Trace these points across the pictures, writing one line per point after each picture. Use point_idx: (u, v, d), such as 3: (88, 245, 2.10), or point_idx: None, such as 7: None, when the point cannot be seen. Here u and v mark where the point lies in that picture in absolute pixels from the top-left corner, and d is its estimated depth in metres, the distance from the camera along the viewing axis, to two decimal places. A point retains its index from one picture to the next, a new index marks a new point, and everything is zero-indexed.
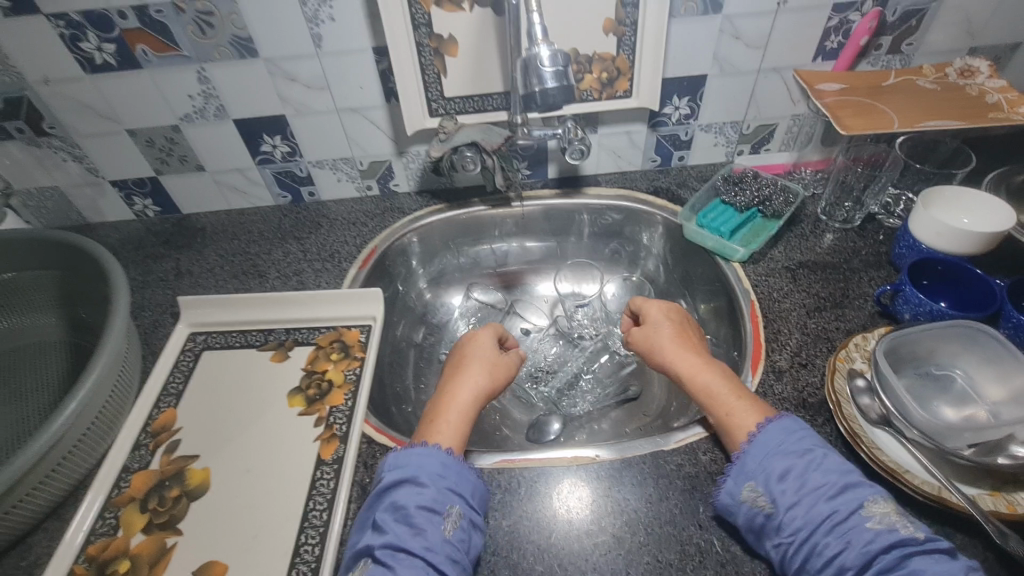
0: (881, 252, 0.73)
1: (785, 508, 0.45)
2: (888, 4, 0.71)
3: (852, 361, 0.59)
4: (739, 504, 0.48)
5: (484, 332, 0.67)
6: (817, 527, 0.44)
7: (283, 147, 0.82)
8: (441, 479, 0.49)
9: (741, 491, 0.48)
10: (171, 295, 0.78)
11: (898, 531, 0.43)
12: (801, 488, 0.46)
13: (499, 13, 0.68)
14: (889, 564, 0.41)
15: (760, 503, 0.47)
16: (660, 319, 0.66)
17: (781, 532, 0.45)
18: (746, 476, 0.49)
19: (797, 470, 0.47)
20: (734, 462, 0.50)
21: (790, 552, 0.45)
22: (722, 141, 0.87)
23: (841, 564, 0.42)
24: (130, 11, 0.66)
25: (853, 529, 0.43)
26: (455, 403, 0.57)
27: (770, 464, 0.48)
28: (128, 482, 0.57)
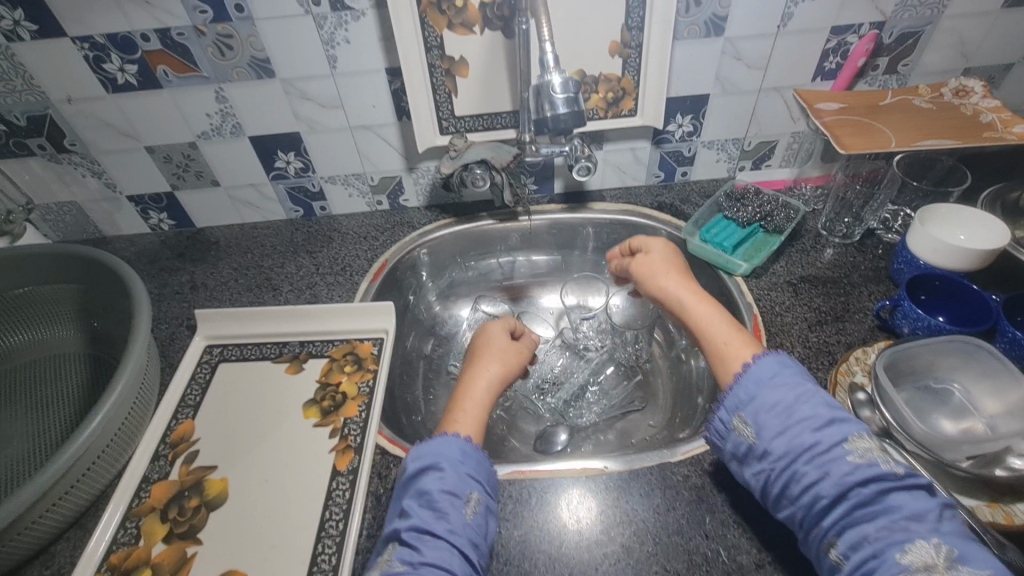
0: (881, 267, 0.75)
1: (771, 437, 0.49)
2: (885, 27, 0.74)
3: (852, 375, 0.61)
4: (729, 431, 0.52)
5: (495, 325, 0.70)
6: (799, 457, 0.47)
7: (296, 162, 0.84)
8: (461, 466, 0.50)
9: (732, 421, 0.52)
10: (187, 308, 0.80)
11: (878, 466, 0.45)
12: (788, 420, 0.49)
13: (508, 37, 0.71)
14: (864, 495, 0.44)
15: (747, 433, 0.50)
16: (671, 256, 0.71)
17: (764, 460, 0.49)
18: (738, 405, 0.52)
19: (787, 403, 0.49)
20: (727, 393, 0.53)
21: (772, 479, 0.48)
22: (724, 158, 0.89)
23: (817, 491, 0.45)
24: (153, 34, 0.68)
25: (833, 461, 0.46)
26: (471, 392, 0.60)
27: (761, 395, 0.51)
28: (149, 492, 0.58)
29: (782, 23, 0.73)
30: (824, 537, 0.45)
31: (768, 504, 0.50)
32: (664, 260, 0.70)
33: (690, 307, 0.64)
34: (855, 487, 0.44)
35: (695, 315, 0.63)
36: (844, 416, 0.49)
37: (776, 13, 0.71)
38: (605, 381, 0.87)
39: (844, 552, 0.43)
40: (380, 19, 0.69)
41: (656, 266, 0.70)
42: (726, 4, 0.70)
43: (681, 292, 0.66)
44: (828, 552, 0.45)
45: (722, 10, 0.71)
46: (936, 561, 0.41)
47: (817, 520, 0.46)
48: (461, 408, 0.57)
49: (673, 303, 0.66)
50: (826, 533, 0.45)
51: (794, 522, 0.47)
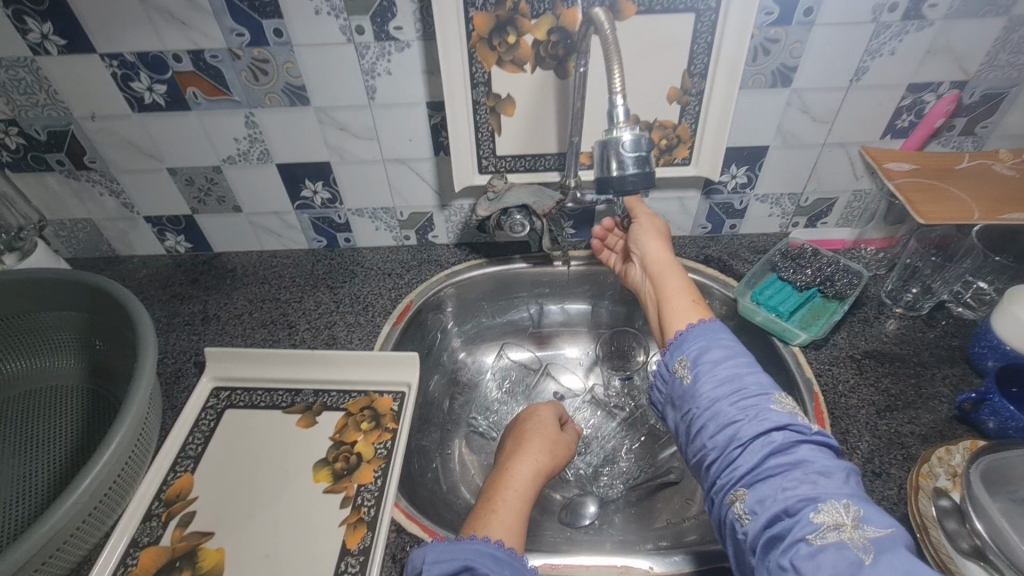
0: (954, 347, 0.68)
1: (704, 379, 0.50)
2: (966, 86, 0.68)
3: (934, 477, 0.53)
4: (668, 375, 0.54)
5: (543, 409, 0.69)
6: (725, 399, 0.48)
7: (324, 192, 0.80)
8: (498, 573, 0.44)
9: (673, 364, 0.54)
10: (196, 342, 0.74)
11: (800, 422, 0.46)
12: (723, 369, 0.50)
13: (561, 77, 0.66)
14: (780, 445, 0.44)
15: (684, 374, 0.52)
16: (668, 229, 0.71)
17: (694, 402, 0.50)
18: (680, 349, 0.54)
19: (725, 355, 0.51)
20: (678, 337, 0.55)
21: (697, 423, 0.49)
22: (777, 212, 0.83)
23: (736, 432, 0.46)
24: (185, 55, 0.65)
25: (758, 409, 0.47)
26: (514, 479, 0.56)
27: (706, 343, 0.53)
28: (135, 559, 0.52)
29: (856, 77, 0.67)
30: (734, 486, 0.44)
31: (688, 452, 0.50)
32: (659, 222, 0.70)
33: (659, 266, 0.66)
34: (773, 434, 0.45)
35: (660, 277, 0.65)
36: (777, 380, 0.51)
37: (850, 66, 0.66)
38: (639, 446, 0.79)
39: (752, 502, 0.43)
40: (426, 52, 0.64)
41: (651, 223, 0.70)
42: (797, 55, 0.65)
43: (660, 252, 0.67)
44: (734, 503, 0.44)
45: (792, 60, 0.65)
46: (844, 519, 0.39)
47: (730, 467, 0.45)
48: (503, 496, 0.53)
49: (648, 262, 0.67)
50: (738, 482, 0.44)
51: (708, 470, 0.47)
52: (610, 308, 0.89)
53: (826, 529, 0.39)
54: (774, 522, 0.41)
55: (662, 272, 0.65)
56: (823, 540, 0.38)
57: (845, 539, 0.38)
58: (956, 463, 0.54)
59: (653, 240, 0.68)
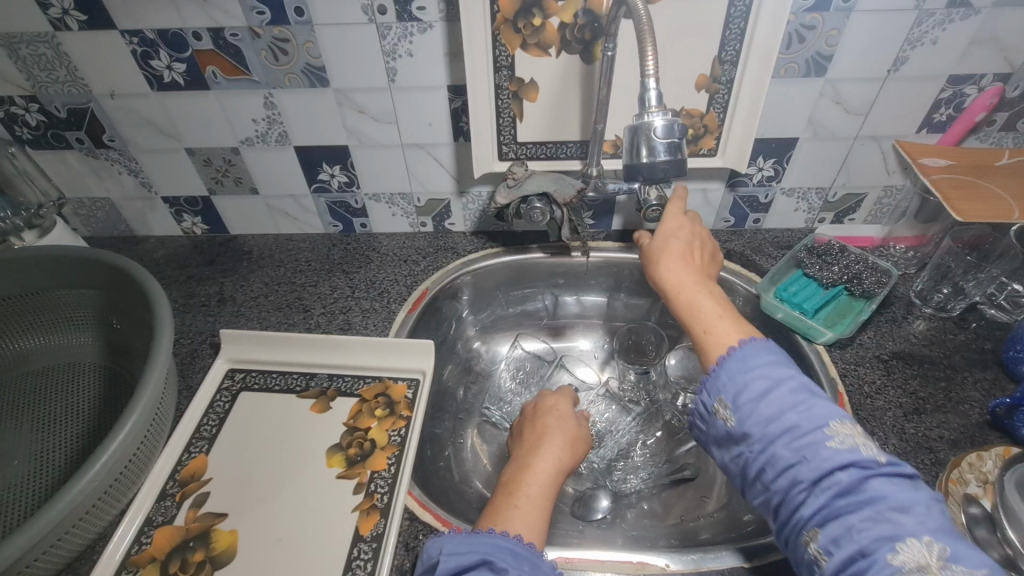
0: (986, 350, 0.66)
1: (750, 421, 0.47)
2: (1010, 80, 0.65)
3: (964, 484, 0.52)
4: (709, 414, 0.51)
5: (561, 404, 0.68)
6: (777, 441, 0.45)
7: (341, 176, 0.79)
8: (516, 568, 0.44)
9: (712, 404, 0.50)
10: (211, 323, 0.74)
11: (863, 454, 0.42)
12: (767, 405, 0.46)
13: (587, 62, 0.64)
14: (847, 483, 0.41)
15: (725, 416, 0.49)
16: (676, 239, 0.64)
17: (745, 443, 0.47)
18: (716, 387, 0.50)
19: (766, 387, 0.47)
20: (711, 375, 0.51)
21: (753, 466, 0.46)
22: (803, 207, 0.81)
23: (796, 475, 0.43)
24: (206, 33, 0.64)
25: (814, 446, 0.43)
26: (535, 476, 0.55)
27: (742, 377, 0.49)
28: (151, 537, 0.52)
29: (894, 68, 0.65)
30: (805, 529, 0.42)
31: (749, 492, 0.48)
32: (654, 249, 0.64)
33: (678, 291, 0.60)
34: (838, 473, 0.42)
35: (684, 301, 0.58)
36: (829, 402, 0.46)
37: (888, 56, 0.64)
38: (654, 441, 0.78)
39: (826, 545, 0.41)
40: (449, 34, 0.63)
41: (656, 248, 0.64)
42: (833, 43, 0.63)
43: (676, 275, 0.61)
44: (808, 546, 0.42)
45: (828, 48, 0.63)
46: (929, 562, 0.37)
47: (797, 510, 0.43)
48: (525, 492, 0.53)
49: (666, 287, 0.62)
50: (808, 525, 0.42)
51: (775, 510, 0.45)
52: (626, 301, 0.87)
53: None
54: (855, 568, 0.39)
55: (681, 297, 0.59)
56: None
57: None
58: (987, 469, 0.52)
59: (657, 272, 0.63)
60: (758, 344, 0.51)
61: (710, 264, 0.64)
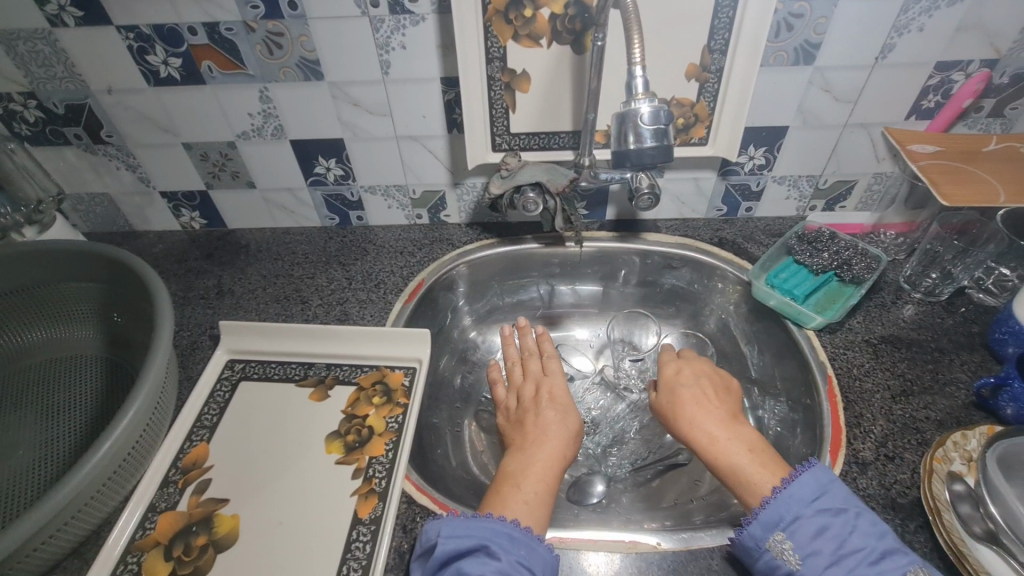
0: (973, 333, 0.67)
1: (822, 569, 0.45)
2: (997, 66, 0.66)
3: (950, 462, 0.53)
4: (761, 549, 0.48)
5: (561, 396, 0.66)
6: None
7: (337, 169, 0.80)
8: (513, 553, 0.45)
9: (768, 539, 0.48)
10: (211, 315, 0.75)
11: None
12: (839, 552, 0.45)
13: (577, 53, 0.65)
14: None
15: (788, 558, 0.47)
16: (684, 384, 0.64)
17: None
18: (777, 523, 0.48)
19: (832, 528, 0.47)
20: (764, 512, 0.49)
21: None
22: (794, 195, 0.82)
23: None
24: (200, 28, 0.64)
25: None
26: (536, 474, 0.55)
27: (805, 517, 0.48)
28: (154, 523, 0.53)
29: (881, 55, 0.65)
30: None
31: None
32: (662, 394, 0.64)
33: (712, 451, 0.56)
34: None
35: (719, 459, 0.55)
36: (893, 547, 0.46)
37: (876, 43, 0.64)
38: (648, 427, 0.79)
39: None
40: (441, 26, 0.64)
41: (671, 399, 0.63)
42: (822, 31, 0.63)
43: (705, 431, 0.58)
44: None
45: (816, 36, 0.64)
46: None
47: None
48: (527, 486, 0.53)
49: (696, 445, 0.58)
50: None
51: None
52: (621, 290, 0.88)
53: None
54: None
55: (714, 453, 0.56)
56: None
57: None
58: (970, 448, 0.53)
59: (682, 429, 0.60)
60: (802, 477, 0.50)
61: (729, 403, 0.62)
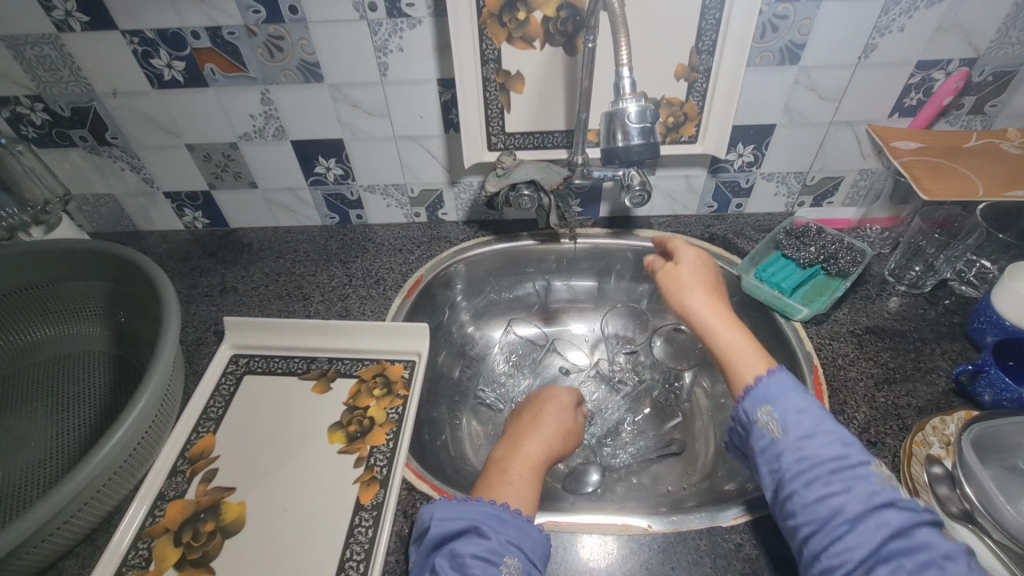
0: (954, 323, 0.69)
1: (798, 439, 0.46)
2: (976, 65, 0.68)
3: (928, 446, 0.55)
4: (750, 423, 0.50)
5: (564, 393, 0.69)
6: (826, 466, 0.45)
7: (337, 169, 0.82)
8: (502, 533, 0.47)
9: (755, 413, 0.50)
10: (215, 312, 0.77)
11: (905, 495, 0.43)
12: (819, 430, 0.47)
13: (570, 54, 0.67)
14: (896, 522, 0.41)
15: (770, 427, 0.48)
16: (698, 269, 0.64)
17: (785, 460, 0.46)
18: (764, 398, 0.49)
19: (814, 408, 0.48)
20: (754, 388, 0.51)
21: (790, 487, 0.45)
22: (783, 191, 0.84)
23: (841, 505, 0.43)
24: (203, 32, 0.66)
25: (861, 476, 0.44)
26: (525, 458, 0.57)
27: (790, 396, 0.49)
28: (163, 510, 0.55)
29: (864, 55, 0.68)
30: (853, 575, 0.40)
31: (778, 518, 0.47)
32: (679, 272, 0.65)
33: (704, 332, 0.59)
34: (885, 507, 0.42)
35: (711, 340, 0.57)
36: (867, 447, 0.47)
37: (859, 43, 0.66)
38: (642, 419, 0.82)
39: None
40: (437, 29, 0.66)
41: (677, 278, 0.64)
42: (806, 32, 0.65)
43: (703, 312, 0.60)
44: None
45: (801, 37, 0.66)
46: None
47: (841, 544, 0.41)
48: (517, 469, 0.55)
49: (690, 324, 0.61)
50: (856, 568, 0.40)
51: (808, 541, 0.44)
52: (615, 285, 0.90)
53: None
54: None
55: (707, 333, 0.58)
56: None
57: None
58: (949, 432, 0.56)
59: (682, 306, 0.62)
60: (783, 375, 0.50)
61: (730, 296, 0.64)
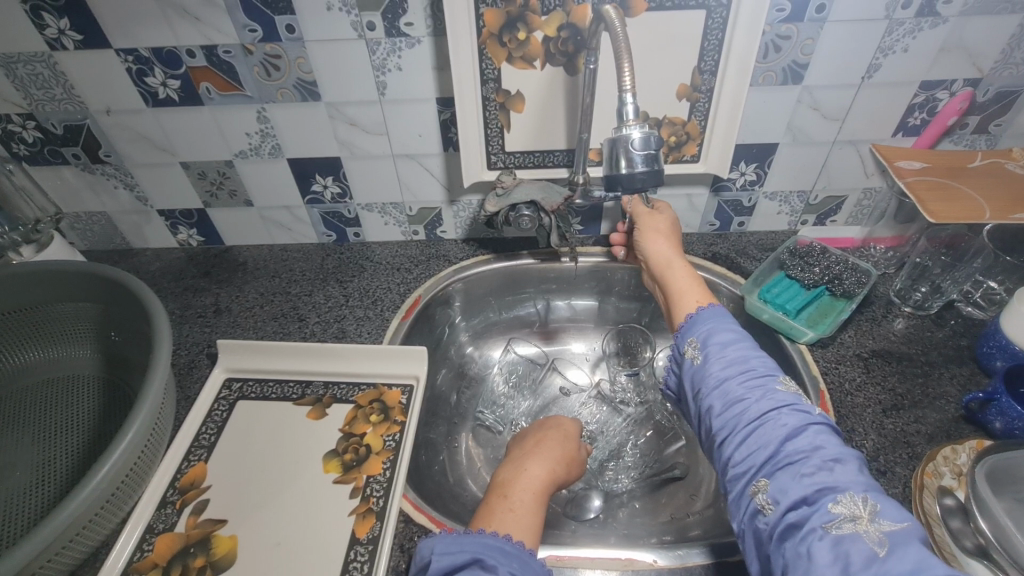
0: (962, 346, 0.68)
1: (714, 359, 0.51)
2: (980, 85, 0.68)
3: (940, 476, 0.54)
4: (680, 354, 0.54)
5: (566, 422, 0.69)
6: (734, 379, 0.49)
7: (334, 187, 0.81)
8: (506, 565, 0.45)
9: (684, 344, 0.54)
10: (209, 333, 0.76)
11: (806, 403, 0.46)
12: (732, 351, 0.51)
13: (571, 74, 0.67)
14: (793, 426, 0.44)
15: (694, 353, 0.53)
16: (671, 220, 0.69)
17: (703, 379, 0.51)
18: (692, 329, 0.54)
19: (734, 335, 0.52)
20: (688, 322, 0.55)
21: (706, 403, 0.49)
22: (786, 210, 0.83)
23: (744, 411, 0.46)
24: (199, 50, 0.65)
25: (766, 388, 0.47)
26: (524, 482, 0.55)
27: (715, 325, 0.53)
28: (152, 545, 0.53)
29: (867, 75, 0.67)
30: (754, 478, 0.43)
31: (704, 438, 0.50)
32: (659, 217, 0.68)
33: (661, 267, 0.64)
34: (783, 412, 0.45)
35: (668, 279, 0.63)
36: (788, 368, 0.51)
37: (862, 63, 0.66)
38: (644, 442, 0.80)
39: (774, 491, 0.41)
40: (436, 48, 0.65)
41: (645, 220, 0.69)
42: (809, 52, 0.65)
43: (662, 251, 0.65)
44: (756, 495, 0.42)
45: (804, 57, 0.65)
46: (860, 512, 0.38)
47: (745, 452, 0.45)
48: (517, 495, 0.53)
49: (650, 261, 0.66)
50: (758, 471, 0.43)
51: (720, 451, 0.47)
52: (617, 304, 0.89)
53: (842, 520, 0.38)
54: (794, 509, 0.40)
55: (665, 270, 0.64)
56: (839, 530, 0.37)
57: (860, 531, 0.37)
58: (961, 462, 0.55)
59: (644, 242, 0.67)
60: (720, 312, 0.55)
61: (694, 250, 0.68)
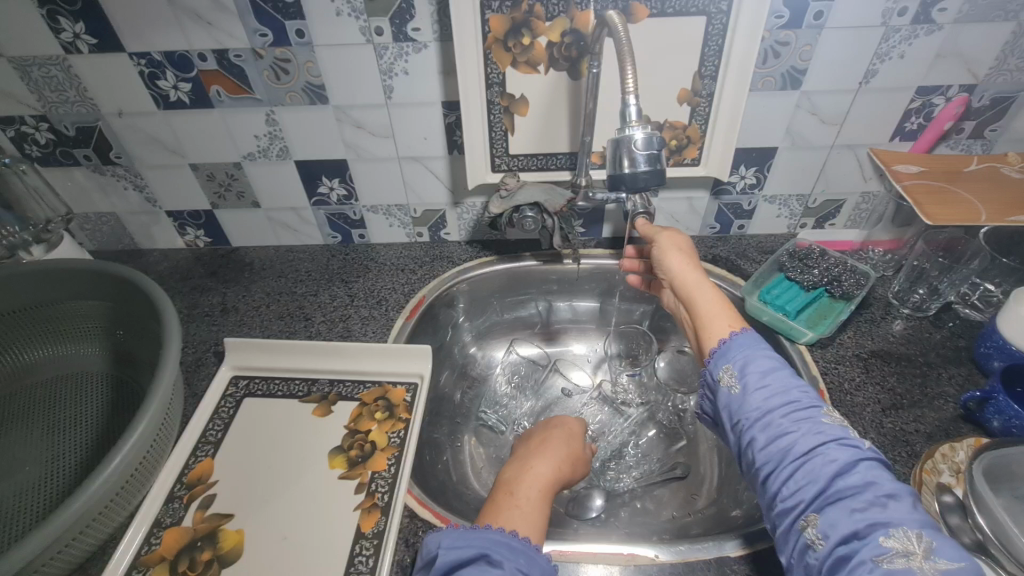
0: (959, 347, 0.69)
1: (753, 390, 0.50)
2: (975, 90, 0.69)
3: (939, 473, 0.55)
4: (716, 383, 0.54)
5: (571, 421, 0.69)
6: (777, 412, 0.48)
7: (340, 189, 0.82)
8: (513, 561, 0.46)
9: (719, 373, 0.53)
10: (216, 332, 0.77)
11: (853, 437, 0.46)
12: (772, 381, 0.50)
13: (574, 78, 0.68)
14: (842, 462, 0.43)
15: (731, 384, 0.52)
16: (684, 238, 0.69)
17: (743, 411, 0.50)
18: (726, 358, 0.54)
19: (772, 364, 0.52)
20: (719, 349, 0.55)
21: (747, 435, 0.49)
22: (785, 213, 0.85)
23: (789, 445, 0.46)
24: (210, 54, 0.67)
25: (811, 422, 0.47)
26: (528, 482, 0.56)
27: (750, 353, 0.53)
28: (159, 539, 0.54)
29: (864, 80, 0.68)
30: (803, 512, 0.43)
31: (744, 469, 0.50)
32: (676, 237, 0.68)
33: (685, 289, 0.64)
34: (831, 447, 0.44)
35: (694, 300, 0.62)
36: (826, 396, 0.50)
37: (860, 69, 0.67)
38: (646, 441, 0.81)
39: (823, 526, 0.41)
40: (443, 53, 0.66)
41: (659, 241, 0.68)
42: (807, 58, 0.66)
43: (684, 272, 0.65)
44: (805, 529, 0.42)
45: (802, 63, 0.66)
46: (913, 548, 0.38)
47: (792, 487, 0.44)
48: (522, 492, 0.54)
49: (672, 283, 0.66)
50: (806, 506, 0.43)
51: (765, 485, 0.47)
52: (618, 306, 0.90)
53: (895, 554, 0.38)
54: (845, 543, 0.40)
55: (690, 292, 0.63)
56: (891, 564, 0.37)
57: (914, 567, 0.37)
58: (959, 459, 0.56)
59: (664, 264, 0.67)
60: (749, 337, 0.54)
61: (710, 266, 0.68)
